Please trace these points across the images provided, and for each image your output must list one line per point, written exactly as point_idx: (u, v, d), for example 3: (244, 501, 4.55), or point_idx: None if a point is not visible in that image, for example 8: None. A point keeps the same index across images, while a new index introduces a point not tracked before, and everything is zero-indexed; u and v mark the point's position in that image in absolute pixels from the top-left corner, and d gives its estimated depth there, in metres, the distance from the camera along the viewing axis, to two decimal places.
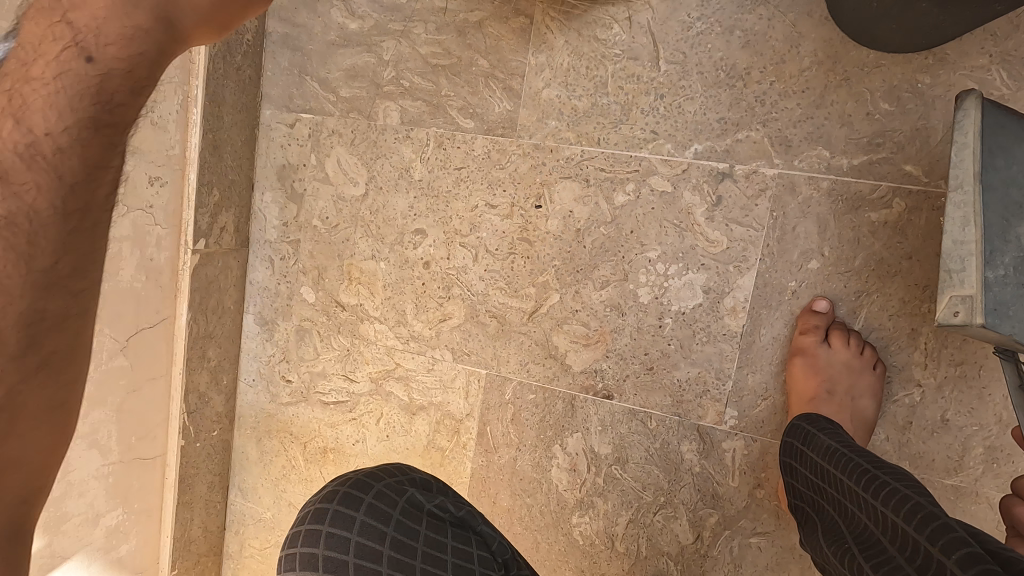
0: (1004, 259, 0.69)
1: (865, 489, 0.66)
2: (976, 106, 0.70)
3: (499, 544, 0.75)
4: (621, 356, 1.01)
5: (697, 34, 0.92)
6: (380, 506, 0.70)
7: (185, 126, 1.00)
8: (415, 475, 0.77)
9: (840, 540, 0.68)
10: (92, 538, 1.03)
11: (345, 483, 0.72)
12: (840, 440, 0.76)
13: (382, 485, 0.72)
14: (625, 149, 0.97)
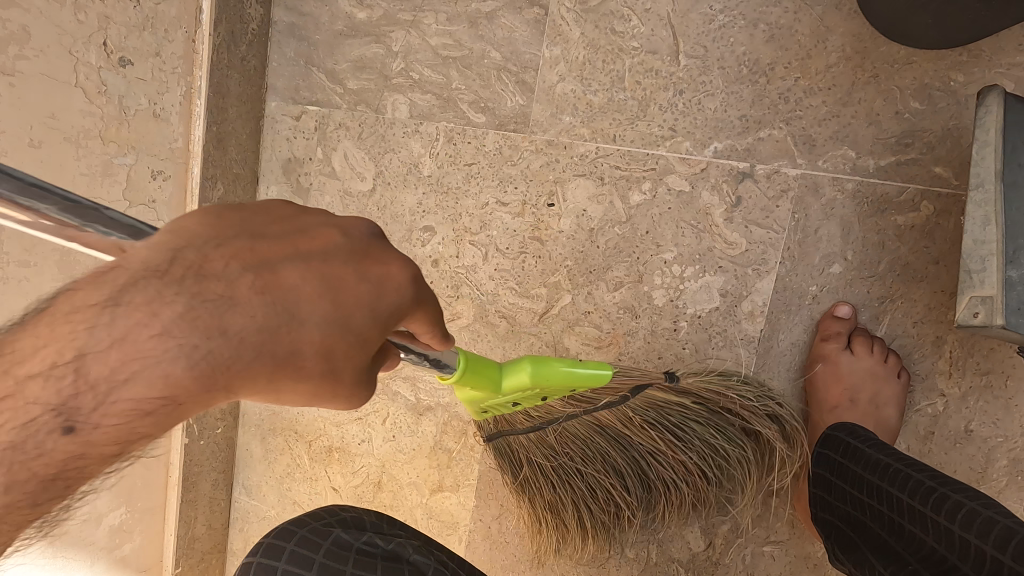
0: None
1: (946, 517, 0.64)
2: (998, 103, 0.71)
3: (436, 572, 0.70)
4: (635, 360, 0.98)
5: (719, 27, 0.89)
6: (302, 552, 0.69)
7: (189, 119, 0.97)
8: (345, 515, 0.76)
9: (897, 560, 0.68)
10: (94, 538, 1.02)
11: (271, 534, 0.72)
12: (889, 454, 0.73)
13: (306, 530, 0.71)
14: (642, 146, 0.94)
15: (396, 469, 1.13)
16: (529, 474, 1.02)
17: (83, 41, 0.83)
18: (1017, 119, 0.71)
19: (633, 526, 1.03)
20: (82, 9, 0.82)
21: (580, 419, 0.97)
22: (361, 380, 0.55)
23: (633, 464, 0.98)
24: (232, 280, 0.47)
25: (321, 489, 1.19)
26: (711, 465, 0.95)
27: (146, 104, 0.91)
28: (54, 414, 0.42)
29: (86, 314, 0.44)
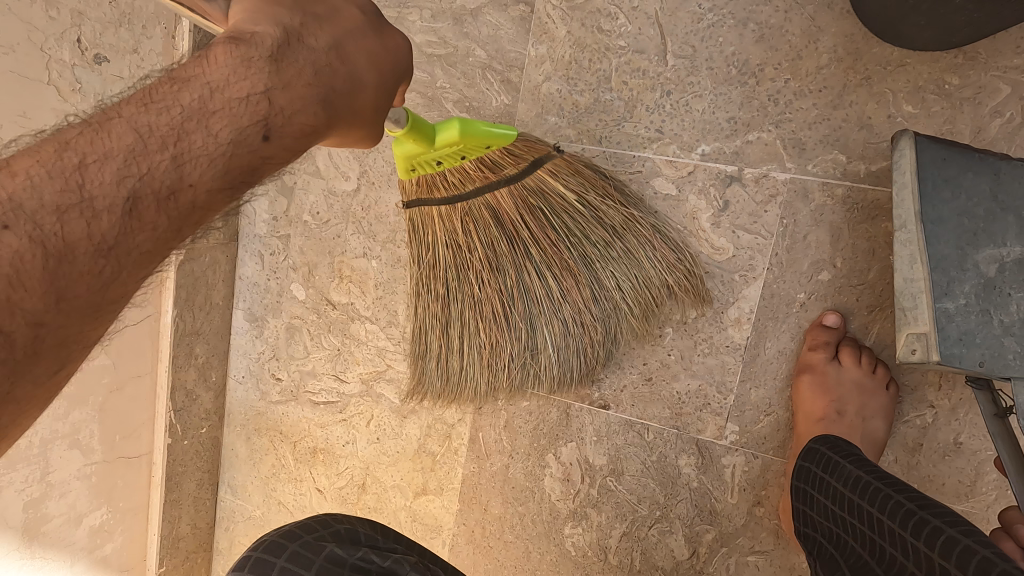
0: (963, 288, 0.73)
1: (905, 529, 0.63)
2: (911, 146, 0.73)
3: None
4: (619, 366, 0.97)
5: (708, 26, 0.87)
6: (292, 569, 0.66)
7: None
8: (339, 528, 0.73)
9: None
10: (75, 537, 1.01)
11: (258, 548, 0.69)
12: (865, 468, 0.72)
13: (296, 545, 0.68)
14: (628, 148, 0.92)
15: (380, 472, 1.12)
16: (429, 297, 0.95)
17: (56, 38, 0.81)
18: (937, 157, 0.73)
19: (530, 356, 0.94)
20: (54, 5, 0.80)
21: (478, 213, 0.88)
22: (377, 125, 0.59)
23: (531, 258, 0.90)
24: (305, 61, 0.52)
25: (305, 490, 1.18)
26: (611, 257, 0.89)
27: None
28: (126, 200, 0.45)
29: (144, 108, 0.48)
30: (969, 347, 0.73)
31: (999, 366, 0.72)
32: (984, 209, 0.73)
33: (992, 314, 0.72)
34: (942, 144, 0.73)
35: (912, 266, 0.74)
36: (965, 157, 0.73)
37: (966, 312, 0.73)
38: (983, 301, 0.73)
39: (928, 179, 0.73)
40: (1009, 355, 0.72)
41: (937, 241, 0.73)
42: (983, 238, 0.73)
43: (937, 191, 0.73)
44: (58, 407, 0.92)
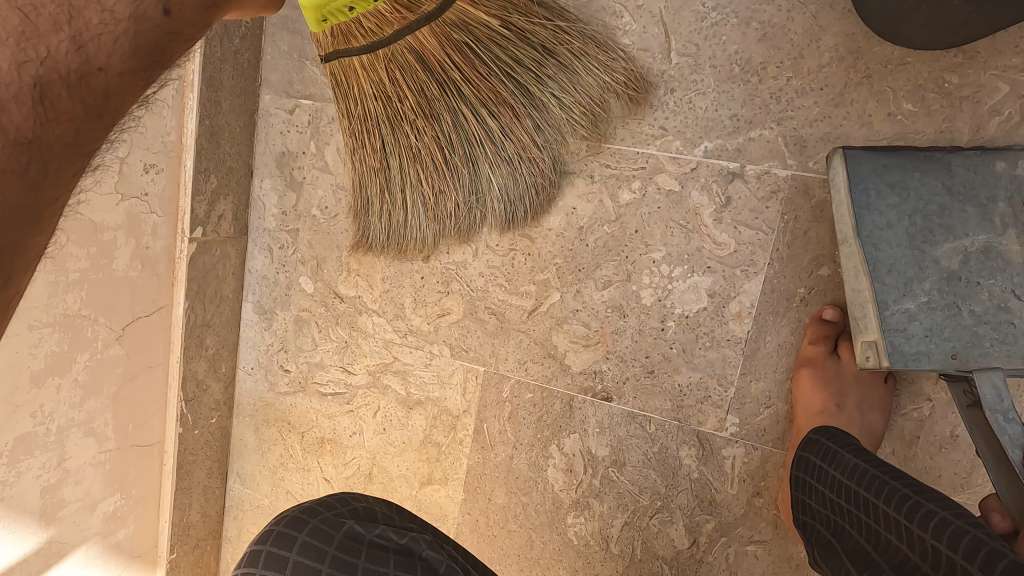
0: (924, 285, 0.79)
1: (902, 515, 0.64)
2: (842, 164, 0.79)
3: (448, 567, 0.71)
4: (622, 358, 0.99)
5: (712, 24, 0.88)
6: (314, 543, 0.69)
7: (182, 112, 0.98)
8: (357, 506, 0.76)
9: (867, 562, 0.67)
10: (90, 523, 1.04)
11: (280, 522, 0.72)
12: (863, 458, 0.74)
13: (317, 521, 0.71)
14: (632, 145, 0.93)
15: (387, 463, 1.14)
16: (371, 164, 0.99)
17: None
18: (877, 166, 0.79)
19: (473, 188, 0.97)
20: None
21: (399, 65, 0.90)
22: None
23: (460, 107, 0.92)
24: None
25: (313, 479, 1.21)
26: (545, 77, 0.90)
27: None
28: (35, 87, 0.51)
29: None
30: (939, 341, 0.79)
31: (970, 355, 0.78)
32: (934, 206, 0.79)
33: (957, 305, 0.78)
34: (878, 153, 0.79)
35: (858, 278, 0.80)
36: (899, 161, 0.79)
37: (931, 309, 0.79)
38: (946, 295, 0.78)
39: (870, 189, 0.79)
40: (985, 342, 0.78)
41: (887, 246, 0.79)
42: (939, 234, 0.79)
43: (881, 198, 0.79)
44: (74, 395, 0.95)
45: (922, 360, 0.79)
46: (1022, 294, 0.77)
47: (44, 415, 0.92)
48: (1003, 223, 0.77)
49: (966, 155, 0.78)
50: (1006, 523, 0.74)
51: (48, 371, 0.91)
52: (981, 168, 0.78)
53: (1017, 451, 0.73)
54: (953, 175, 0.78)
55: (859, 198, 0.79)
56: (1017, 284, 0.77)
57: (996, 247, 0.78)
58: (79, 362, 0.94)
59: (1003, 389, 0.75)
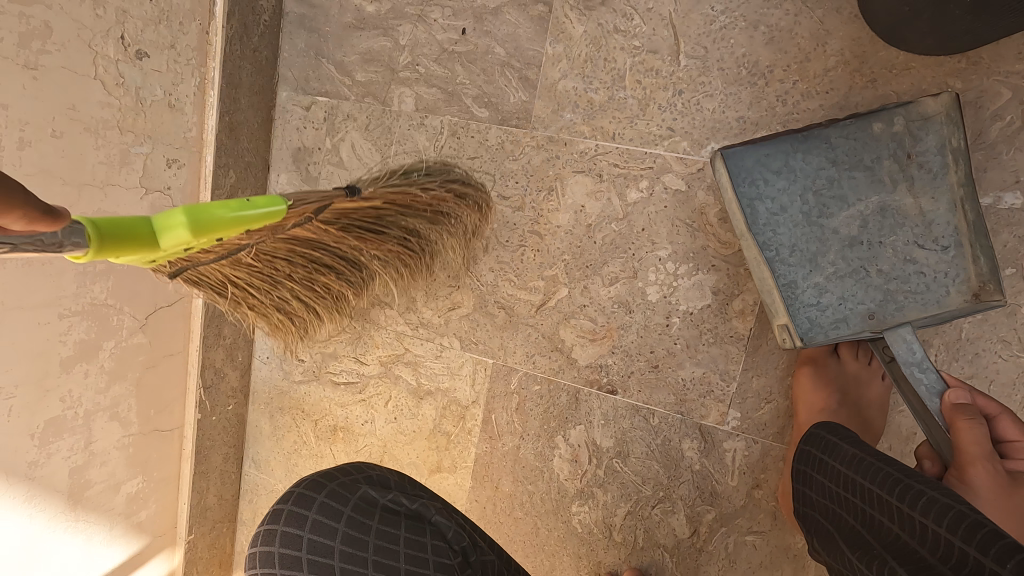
0: (829, 257, 0.86)
1: (898, 498, 0.67)
2: (722, 165, 0.83)
3: (455, 534, 0.75)
4: (627, 353, 1.01)
5: (720, 28, 0.90)
6: (332, 504, 0.73)
7: (202, 109, 1.01)
8: (371, 473, 0.80)
9: (861, 544, 0.70)
10: (113, 504, 1.08)
11: (300, 485, 0.75)
12: (863, 449, 0.77)
13: (334, 484, 0.75)
14: (640, 145, 0.96)
15: (397, 451, 1.18)
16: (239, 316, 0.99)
17: (102, 34, 0.85)
18: (759, 157, 0.85)
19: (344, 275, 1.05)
20: (100, 3, 0.84)
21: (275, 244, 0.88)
22: None
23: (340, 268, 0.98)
24: None
25: (326, 466, 1.25)
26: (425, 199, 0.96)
27: (162, 95, 0.94)
28: None
29: None
30: (853, 306, 0.86)
31: (886, 313, 0.85)
32: (823, 180, 0.85)
33: (864, 268, 0.85)
34: (757, 143, 0.84)
35: (761, 267, 0.85)
36: (780, 145, 0.84)
37: (838, 277, 0.86)
38: (851, 261, 0.86)
39: (757, 179, 0.85)
40: (898, 297, 0.84)
41: (784, 230, 0.86)
42: (834, 205, 0.85)
43: (769, 185, 0.86)
44: (100, 380, 0.99)
45: (841, 327, 0.87)
46: (924, 243, 0.83)
47: (72, 400, 0.95)
48: (893, 179, 0.83)
49: (843, 125, 0.83)
50: (936, 468, 0.84)
51: (77, 357, 0.94)
52: (860, 134, 0.83)
53: (934, 399, 0.81)
54: (835, 147, 0.84)
55: (748, 190, 0.85)
56: (919, 234, 0.83)
57: (891, 205, 0.84)
58: (105, 349, 0.98)
59: (912, 342, 0.81)
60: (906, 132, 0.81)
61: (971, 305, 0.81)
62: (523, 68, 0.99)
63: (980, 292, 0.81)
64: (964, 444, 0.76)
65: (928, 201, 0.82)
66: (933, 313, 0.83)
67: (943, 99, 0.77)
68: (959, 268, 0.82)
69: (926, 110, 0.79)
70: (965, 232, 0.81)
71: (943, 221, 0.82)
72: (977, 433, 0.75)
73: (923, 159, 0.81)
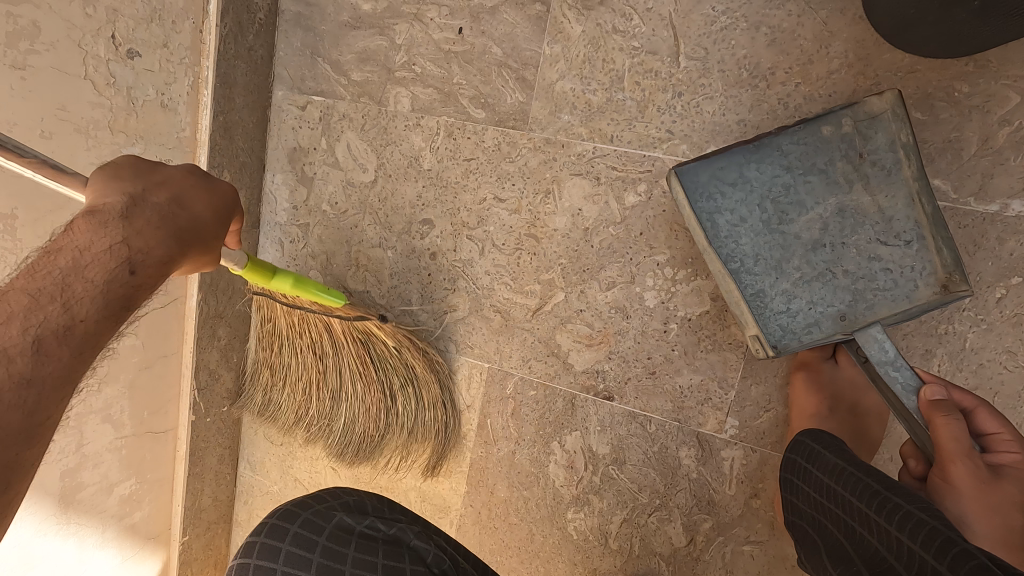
0: (793, 262, 0.85)
1: (878, 513, 0.65)
2: (675, 182, 0.81)
3: (435, 556, 0.74)
4: (624, 359, 1.00)
5: (721, 28, 0.88)
6: (305, 534, 0.72)
7: (196, 109, 0.99)
8: (347, 499, 0.79)
9: (842, 558, 0.68)
10: (106, 506, 1.07)
11: (273, 516, 0.75)
12: (848, 459, 0.75)
13: (307, 514, 0.74)
14: (638, 147, 0.94)
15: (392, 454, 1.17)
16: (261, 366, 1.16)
17: (92, 34, 0.84)
18: (712, 170, 0.83)
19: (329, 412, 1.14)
20: (90, 2, 0.83)
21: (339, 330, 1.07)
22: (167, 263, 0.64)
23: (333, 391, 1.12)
24: (149, 212, 0.63)
25: (320, 468, 1.24)
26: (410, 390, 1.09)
27: (155, 95, 0.93)
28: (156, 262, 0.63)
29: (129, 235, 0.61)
30: (824, 309, 0.85)
31: (857, 313, 0.84)
32: (779, 187, 0.84)
33: (830, 270, 0.84)
34: (709, 158, 0.82)
35: (726, 281, 0.85)
36: (733, 156, 0.83)
37: (806, 283, 0.85)
38: (816, 265, 0.84)
39: (714, 192, 0.84)
40: (868, 297, 0.83)
41: (746, 240, 0.85)
42: (792, 211, 0.84)
43: (726, 197, 0.85)
44: (92, 383, 0.98)
45: (814, 331, 0.85)
46: (887, 240, 0.82)
47: None
48: (847, 180, 0.82)
49: (793, 132, 0.81)
50: (921, 466, 0.81)
51: None
52: (810, 139, 0.82)
53: (910, 397, 0.78)
54: (787, 154, 0.83)
55: (706, 205, 0.84)
56: (880, 232, 0.82)
57: (849, 206, 0.83)
58: None
59: (884, 342, 0.80)
60: (855, 132, 0.80)
61: (939, 298, 0.79)
62: (521, 69, 0.98)
63: (948, 283, 0.79)
64: (942, 440, 0.73)
65: (885, 198, 0.81)
66: (904, 308, 0.81)
67: (887, 97, 0.76)
68: (925, 261, 0.80)
69: (872, 108, 0.78)
70: (926, 224, 0.79)
71: (902, 217, 0.81)
72: (954, 428, 0.73)
73: (876, 157, 0.81)
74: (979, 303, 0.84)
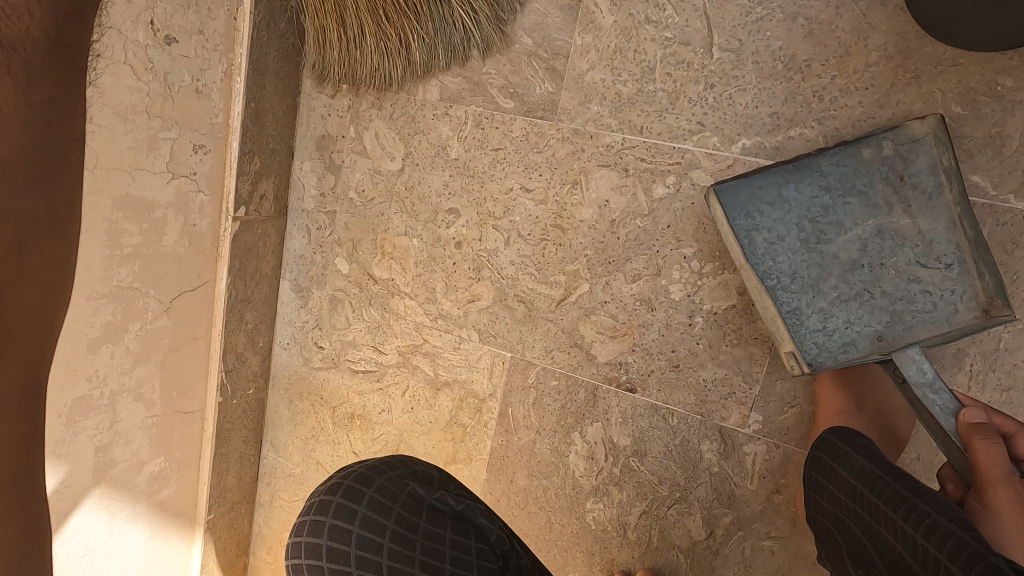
0: (830, 282, 0.83)
1: (902, 517, 0.65)
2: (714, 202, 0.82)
3: (497, 536, 0.79)
4: (648, 351, 1.00)
5: (757, 20, 0.87)
6: (381, 499, 0.74)
7: (229, 95, 1.01)
8: (416, 469, 0.81)
9: (866, 560, 0.68)
10: (136, 482, 1.10)
11: (349, 476, 0.76)
12: (876, 460, 0.75)
13: (383, 479, 0.76)
14: (668, 139, 0.93)
15: (413, 440, 1.18)
16: None
17: (132, 19, 0.85)
18: (752, 189, 0.83)
19: None
20: None
21: None
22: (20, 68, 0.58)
23: None
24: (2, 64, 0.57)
25: (342, 452, 1.26)
26: None
27: (190, 80, 0.94)
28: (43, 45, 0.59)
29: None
30: (862, 329, 0.83)
31: (895, 334, 0.82)
32: (817, 207, 0.83)
33: (868, 291, 0.83)
34: (747, 177, 0.83)
35: (763, 297, 0.85)
36: (773, 174, 0.83)
37: (843, 302, 0.83)
38: (855, 285, 0.83)
39: (752, 211, 0.84)
40: (907, 318, 0.81)
41: (783, 258, 0.84)
42: (830, 231, 0.83)
43: (764, 216, 0.84)
44: (125, 361, 1.00)
45: (850, 350, 0.84)
46: (926, 263, 0.81)
47: (98, 380, 0.97)
48: (887, 202, 0.81)
49: (833, 154, 0.81)
50: (960, 490, 0.78)
51: (103, 339, 0.96)
52: (850, 161, 0.81)
53: (949, 419, 0.77)
54: (827, 175, 0.82)
55: (743, 223, 0.84)
56: (920, 253, 0.81)
57: (888, 227, 0.81)
58: (130, 332, 0.99)
59: (923, 363, 0.79)
60: (896, 155, 0.80)
61: (981, 322, 0.78)
62: (553, 59, 0.97)
63: (989, 307, 0.78)
64: (982, 464, 0.72)
65: (925, 220, 0.80)
66: (944, 331, 0.80)
67: (929, 121, 0.77)
68: (965, 285, 0.79)
69: (913, 133, 0.78)
70: (967, 249, 0.78)
71: (943, 239, 0.80)
72: (994, 452, 0.72)
73: (916, 180, 0.80)
74: (1015, 303, 0.82)
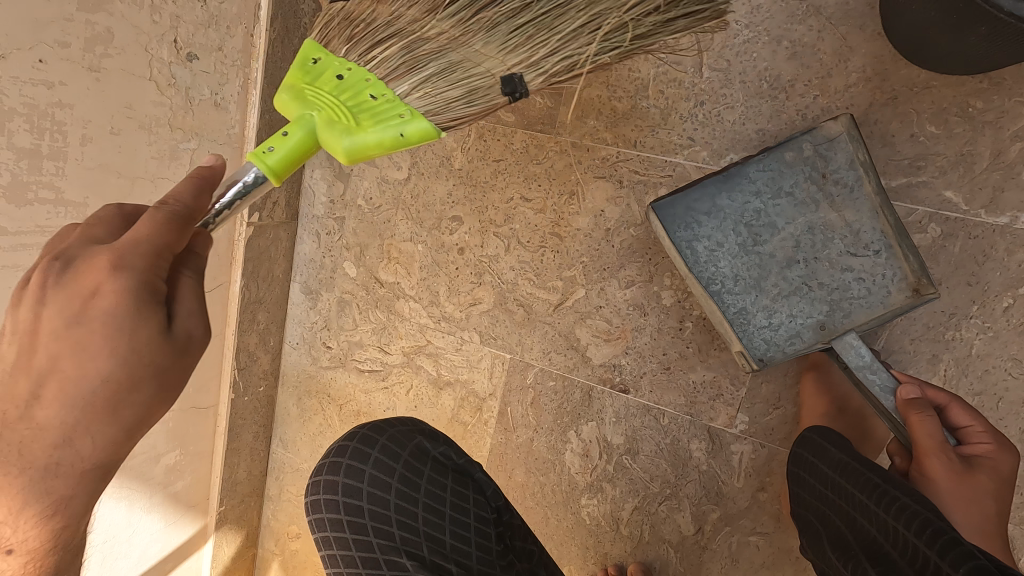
0: (769, 279, 0.89)
1: (876, 504, 0.70)
2: (655, 217, 0.86)
3: (493, 491, 0.88)
4: (640, 354, 1.05)
5: (743, 41, 0.92)
6: (391, 446, 0.85)
7: (246, 107, 1.06)
8: (423, 426, 0.90)
9: (844, 546, 0.73)
10: (153, 473, 1.15)
11: (364, 427, 0.88)
12: (849, 453, 0.79)
13: (393, 429, 0.86)
14: (660, 153, 0.98)
15: None
16: None
17: (158, 38, 0.90)
18: (688, 202, 0.88)
19: None
20: (157, 10, 0.89)
21: None
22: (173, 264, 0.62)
23: None
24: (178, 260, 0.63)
25: None
26: None
27: (208, 95, 1.00)
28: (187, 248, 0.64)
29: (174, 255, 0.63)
30: (803, 321, 0.88)
31: (835, 322, 0.87)
32: (750, 212, 0.88)
33: (805, 283, 0.88)
34: (684, 191, 0.87)
35: (708, 303, 0.89)
36: (706, 184, 0.88)
37: (784, 297, 0.89)
38: (792, 280, 0.88)
39: (691, 222, 0.89)
40: (843, 305, 0.87)
41: (725, 263, 0.89)
42: (764, 232, 0.88)
43: (702, 225, 0.89)
44: None
45: (796, 342, 0.89)
46: (856, 252, 0.86)
47: None
48: (814, 200, 0.86)
49: (758, 161, 0.86)
50: (905, 462, 0.87)
51: None
52: (775, 164, 0.86)
53: (888, 397, 0.81)
54: (755, 181, 0.87)
55: (684, 234, 0.89)
56: (849, 244, 0.86)
57: (818, 223, 0.87)
58: None
59: (860, 347, 0.83)
60: (816, 155, 0.85)
61: (911, 301, 0.83)
62: None
63: (918, 286, 0.82)
64: (919, 437, 0.77)
65: (851, 213, 0.85)
66: (879, 314, 0.85)
67: (841, 121, 0.81)
68: (894, 268, 0.84)
69: (829, 132, 0.83)
70: (891, 235, 0.84)
71: (868, 229, 0.85)
72: (929, 425, 0.77)
73: (838, 177, 0.85)
74: (984, 311, 0.87)
